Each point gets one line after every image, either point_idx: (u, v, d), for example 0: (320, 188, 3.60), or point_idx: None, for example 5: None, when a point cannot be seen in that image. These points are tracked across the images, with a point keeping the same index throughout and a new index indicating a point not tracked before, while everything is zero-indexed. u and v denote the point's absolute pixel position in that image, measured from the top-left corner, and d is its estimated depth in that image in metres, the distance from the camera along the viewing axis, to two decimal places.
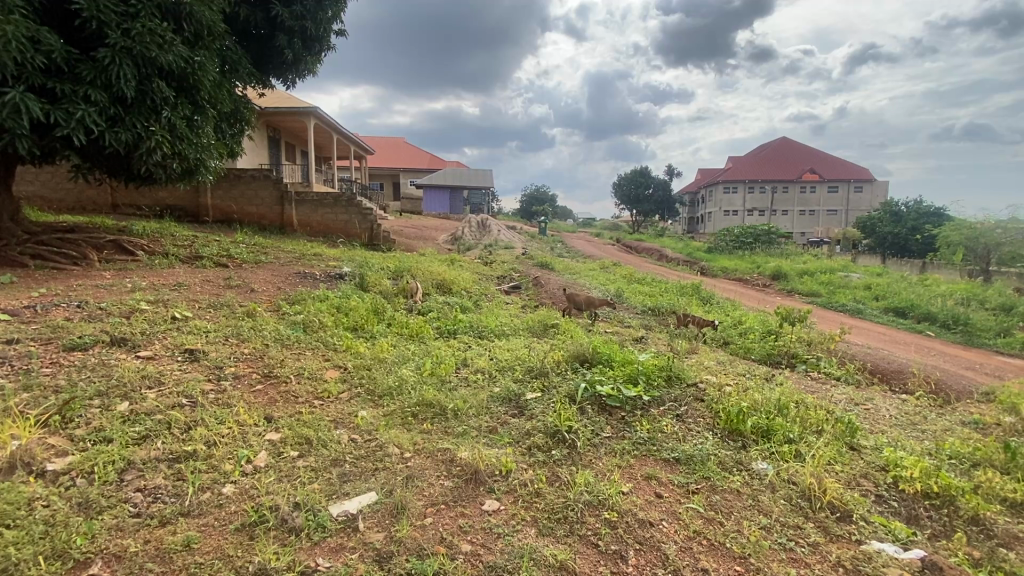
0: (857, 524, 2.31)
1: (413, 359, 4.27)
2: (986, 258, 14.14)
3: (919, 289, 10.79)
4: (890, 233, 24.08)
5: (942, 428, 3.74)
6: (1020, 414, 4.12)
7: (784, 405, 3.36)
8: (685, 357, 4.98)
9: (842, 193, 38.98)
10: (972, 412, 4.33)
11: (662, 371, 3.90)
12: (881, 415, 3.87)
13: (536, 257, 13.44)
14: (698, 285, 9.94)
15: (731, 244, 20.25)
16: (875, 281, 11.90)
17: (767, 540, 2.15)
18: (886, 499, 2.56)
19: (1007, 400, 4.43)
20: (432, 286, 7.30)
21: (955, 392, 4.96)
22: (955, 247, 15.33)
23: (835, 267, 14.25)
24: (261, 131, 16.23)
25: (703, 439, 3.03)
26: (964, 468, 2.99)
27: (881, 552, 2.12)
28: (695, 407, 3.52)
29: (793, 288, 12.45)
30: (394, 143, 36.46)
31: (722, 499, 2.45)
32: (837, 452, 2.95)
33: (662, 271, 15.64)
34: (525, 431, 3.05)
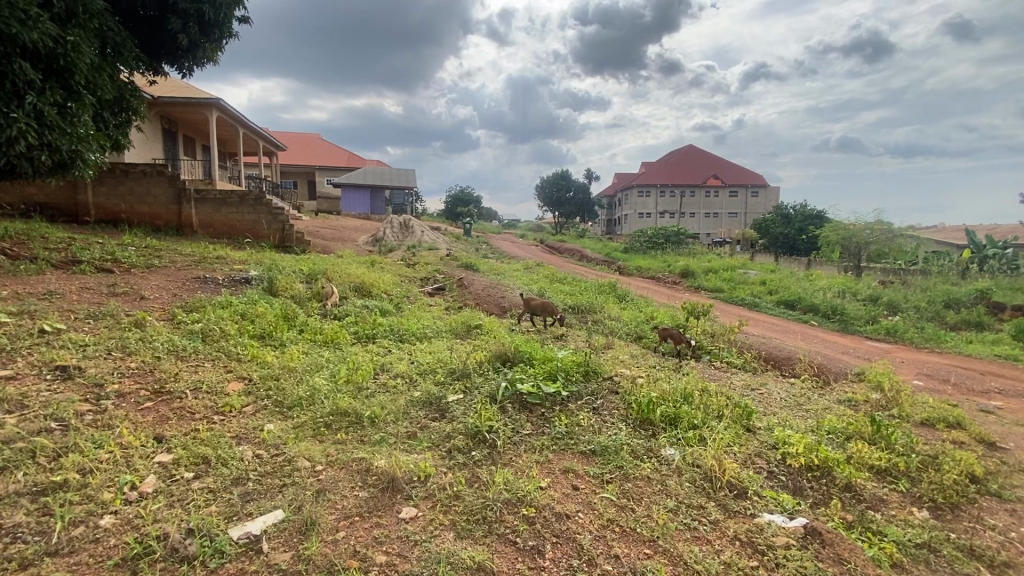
0: (751, 499, 2.51)
1: (326, 366, 4.06)
2: (858, 255, 16.13)
3: (803, 283, 12.06)
4: (781, 233, 26.72)
5: (822, 406, 4.20)
6: (884, 390, 4.73)
7: (688, 394, 3.59)
8: (602, 352, 5.16)
9: (742, 198, 42.55)
10: (847, 390, 4.91)
11: (580, 367, 4.04)
12: (773, 398, 4.28)
13: (460, 258, 13.35)
14: (615, 283, 10.40)
15: (645, 245, 21.38)
16: (770, 277, 13.10)
17: (673, 522, 2.27)
18: (776, 474, 2.81)
19: (874, 378, 5.06)
20: (349, 289, 7.01)
21: (834, 374, 5.59)
22: (833, 246, 17.30)
23: (736, 265, 15.54)
24: (153, 122, 14.71)
25: (617, 430, 3.16)
26: (839, 441, 3.37)
27: (771, 523, 2.31)
28: (610, 399, 3.67)
29: (699, 284, 13.41)
30: (308, 140, 34.59)
31: (634, 487, 2.56)
32: (735, 434, 3.19)
33: (582, 270, 16.15)
34: (444, 434, 3.01)
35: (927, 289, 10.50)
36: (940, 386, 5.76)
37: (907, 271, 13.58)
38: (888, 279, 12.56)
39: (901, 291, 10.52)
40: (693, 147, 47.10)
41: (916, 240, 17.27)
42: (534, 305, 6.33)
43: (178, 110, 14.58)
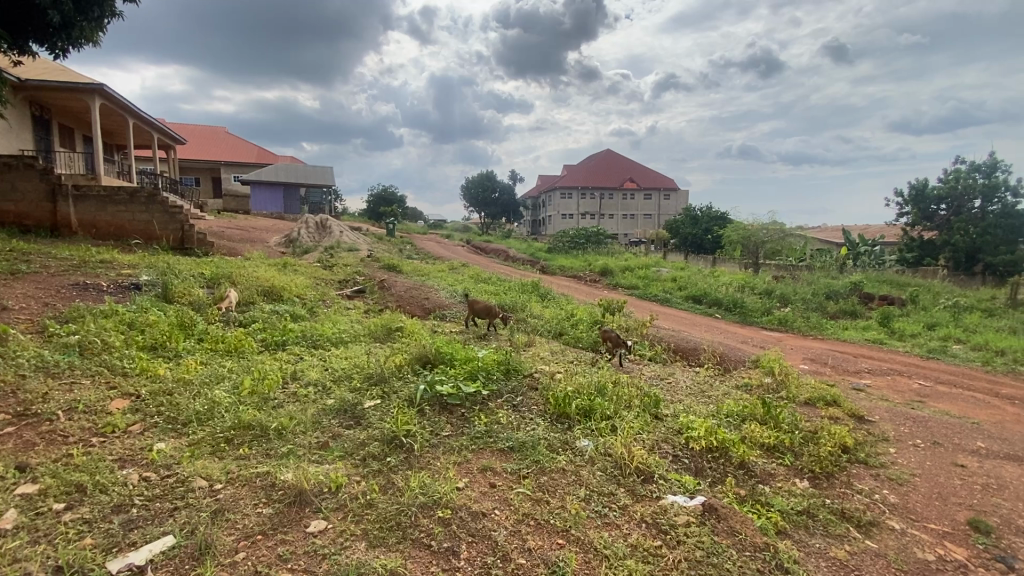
0: (657, 482, 2.67)
1: (229, 378, 3.77)
2: (755, 253, 17.69)
3: (709, 279, 13.03)
4: (689, 233, 28.67)
5: (722, 391, 4.57)
6: (774, 374, 5.23)
7: (603, 387, 3.75)
8: (523, 350, 5.24)
9: (656, 201, 45.08)
10: (743, 376, 5.38)
11: (500, 365, 4.08)
12: (679, 386, 4.59)
13: (381, 259, 12.97)
14: (537, 282, 10.61)
15: (567, 245, 21.97)
16: (680, 274, 14.01)
17: (586, 511, 2.35)
18: (680, 457, 3.01)
19: (766, 364, 5.58)
20: (257, 294, 6.56)
21: (734, 361, 6.09)
22: (735, 245, 18.86)
23: (650, 263, 16.44)
24: (19, 108, 12.87)
25: (535, 425, 3.23)
26: (736, 423, 3.68)
27: (674, 503, 2.46)
28: (530, 395, 3.74)
29: (617, 282, 14.04)
30: (212, 133, 31.95)
31: (548, 480, 2.62)
32: (644, 422, 3.38)
33: (506, 270, 16.32)
34: (359, 442, 2.90)
35: (812, 282, 11.75)
36: (822, 368, 6.47)
37: (796, 266, 15.10)
38: (780, 274, 13.88)
39: (790, 285, 11.68)
40: (610, 151, 49.20)
41: (803, 238, 19.24)
42: (479, 309, 6.21)
43: (51, 95, 12.87)
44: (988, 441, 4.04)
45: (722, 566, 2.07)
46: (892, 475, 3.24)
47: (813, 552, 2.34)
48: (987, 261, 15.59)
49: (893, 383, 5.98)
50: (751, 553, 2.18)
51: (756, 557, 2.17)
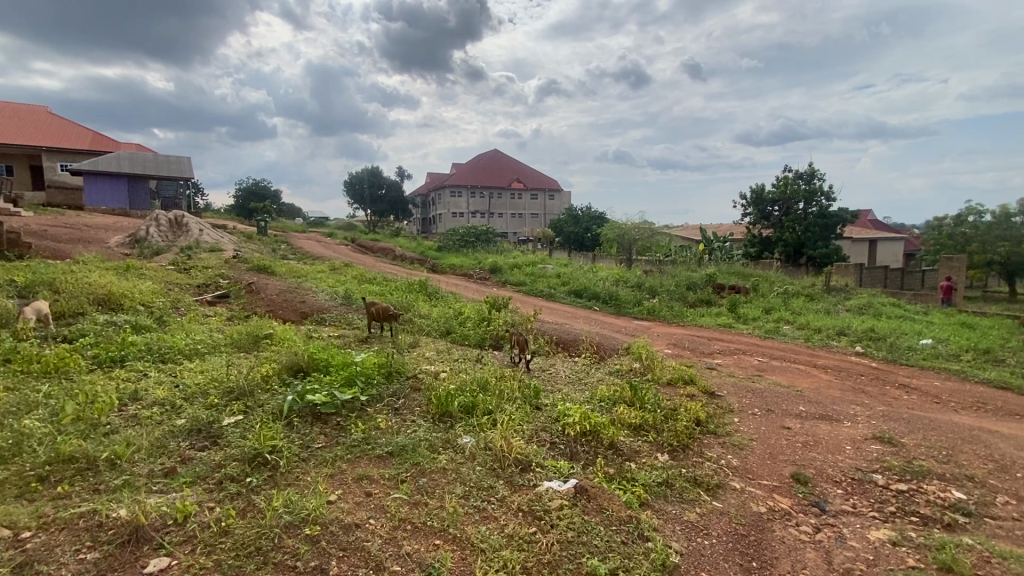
0: (534, 471, 2.76)
1: (44, 404, 3.16)
2: (629, 249, 19.20)
3: (589, 274, 13.85)
4: (572, 232, 30.24)
5: (596, 378, 4.90)
6: (642, 359, 5.74)
7: (485, 382, 3.79)
8: (407, 351, 5.12)
9: (542, 201, 46.89)
10: (616, 363, 5.82)
11: (381, 369, 3.93)
12: (559, 377, 4.83)
13: (251, 260, 11.84)
14: (424, 280, 10.42)
15: (456, 243, 21.90)
16: (563, 270, 14.71)
17: (463, 508, 2.36)
18: (557, 445, 3.16)
19: (636, 350, 6.09)
20: (89, 303, 5.60)
21: (609, 350, 6.55)
22: (612, 242, 20.31)
23: (536, 260, 17.05)
24: None
25: (415, 427, 3.17)
26: (608, 407, 3.96)
27: (549, 489, 2.57)
28: (412, 397, 3.66)
29: (505, 279, 14.35)
30: (26, 111, 26.61)
31: (428, 481, 2.58)
32: (524, 414, 3.48)
33: (393, 270, 15.83)
34: (214, 465, 2.60)
35: (676, 275, 13.03)
36: (683, 352, 7.23)
37: (662, 261, 16.68)
38: (650, 269, 15.22)
39: (658, 278, 12.84)
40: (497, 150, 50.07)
41: (668, 236, 21.28)
42: (376, 312, 5.81)
43: None
44: (807, 405, 4.81)
45: (591, 543, 2.21)
46: (735, 441, 3.71)
47: (669, 518, 2.59)
48: (809, 254, 18.68)
49: (738, 361, 6.86)
50: (617, 528, 2.36)
51: (621, 530, 2.34)
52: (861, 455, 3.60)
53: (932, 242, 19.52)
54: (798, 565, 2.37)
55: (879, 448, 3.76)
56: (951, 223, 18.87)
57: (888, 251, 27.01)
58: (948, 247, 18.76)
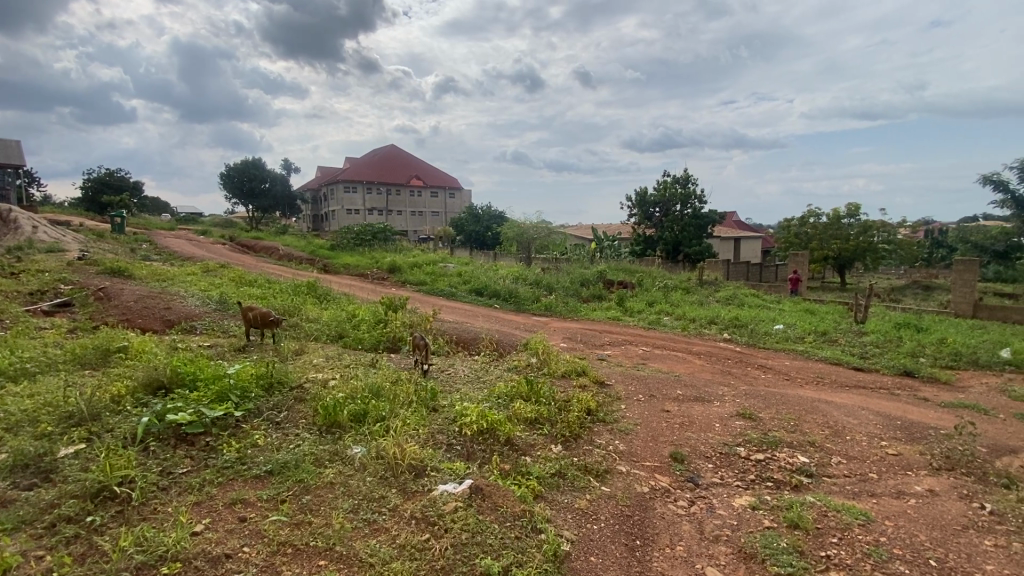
0: (428, 475, 2.71)
1: None
2: (527, 248, 19.71)
3: (489, 272, 13.98)
4: (473, 230, 30.34)
5: (495, 376, 4.94)
6: (539, 354, 5.90)
7: (378, 388, 3.64)
8: (292, 359, 4.76)
9: (442, 199, 46.42)
10: (514, 359, 5.93)
11: (260, 380, 3.61)
12: (457, 377, 4.81)
13: (101, 261, 10.26)
14: (314, 281, 9.76)
15: (351, 242, 20.80)
16: (464, 269, 14.68)
17: (351, 522, 2.24)
18: (453, 446, 3.13)
19: (533, 345, 6.25)
20: None
21: (507, 346, 6.64)
22: (511, 241, 20.71)
23: (436, 259, 16.83)
24: None
25: (299, 441, 2.95)
26: (505, 403, 4.01)
27: (443, 492, 2.53)
28: (297, 409, 3.40)
29: (405, 279, 13.98)
30: None
31: (312, 498, 2.42)
32: (419, 417, 3.41)
33: (279, 270, 14.66)
34: (43, 506, 2.20)
35: (571, 272, 13.61)
36: (577, 345, 7.58)
37: (559, 259, 17.33)
38: (547, 266, 15.75)
39: (555, 275, 13.32)
40: (393, 146, 48.62)
41: (564, 235, 22.18)
42: (255, 318, 5.33)
43: None
44: (684, 388, 5.29)
45: (485, 543, 2.21)
46: (623, 427, 3.96)
47: (562, 507, 2.68)
48: (686, 252, 20.57)
49: (626, 351, 7.35)
50: (512, 524, 2.38)
51: (515, 525, 2.38)
52: (727, 430, 4.03)
53: (783, 240, 22.50)
54: (676, 537, 2.58)
55: (742, 423, 4.23)
56: (797, 223, 21.91)
57: (750, 248, 30.66)
58: (795, 245, 21.77)
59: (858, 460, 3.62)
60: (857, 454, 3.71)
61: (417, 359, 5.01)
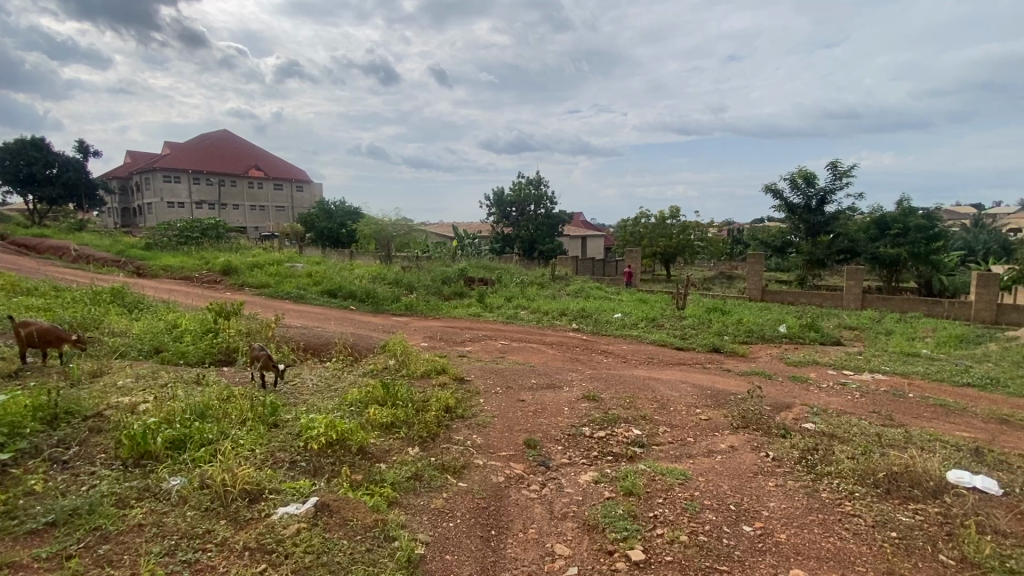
0: (266, 499, 2.46)
1: None
2: (386, 246, 19.07)
3: (344, 272, 13.19)
4: (325, 227, 28.37)
5: (347, 383, 4.67)
6: (397, 355, 5.74)
7: (205, 408, 3.21)
8: (88, 382, 3.94)
9: (287, 192, 42.52)
10: (370, 362, 5.68)
11: (39, 413, 2.92)
12: (304, 387, 4.44)
13: None
14: (122, 286, 8.18)
15: (173, 240, 17.90)
16: (314, 268, 13.61)
17: (166, 568, 1.95)
18: (298, 462, 2.90)
19: (390, 346, 6.03)
20: None
21: (363, 349, 6.31)
22: (368, 239, 19.83)
23: (282, 259, 15.34)
24: None
25: (97, 481, 2.47)
26: (358, 411, 3.83)
27: (283, 515, 2.33)
28: (94, 442, 2.84)
29: (244, 281, 12.50)
30: None
31: (114, 547, 2.05)
32: (258, 435, 3.09)
33: (73, 275, 12.03)
34: None
35: (431, 270, 13.47)
36: (437, 343, 7.54)
37: (420, 257, 17.06)
38: (407, 264, 15.40)
39: (414, 273, 13.07)
40: (228, 130, 43.04)
41: (423, 233, 21.92)
42: (29, 336, 4.28)
43: None
44: (538, 378, 5.58)
45: (331, 561, 2.07)
46: (480, 421, 4.04)
47: (417, 511, 2.64)
48: (540, 249, 21.77)
49: (485, 346, 7.52)
50: (362, 537, 2.27)
51: (366, 537, 2.28)
52: (575, 413, 4.36)
53: (622, 238, 25.07)
54: (528, 521, 2.70)
55: (587, 405, 4.61)
56: (632, 223, 24.62)
57: (595, 245, 33.56)
58: (631, 242, 24.44)
59: (680, 428, 4.19)
60: (679, 423, 4.29)
61: (256, 371, 4.49)
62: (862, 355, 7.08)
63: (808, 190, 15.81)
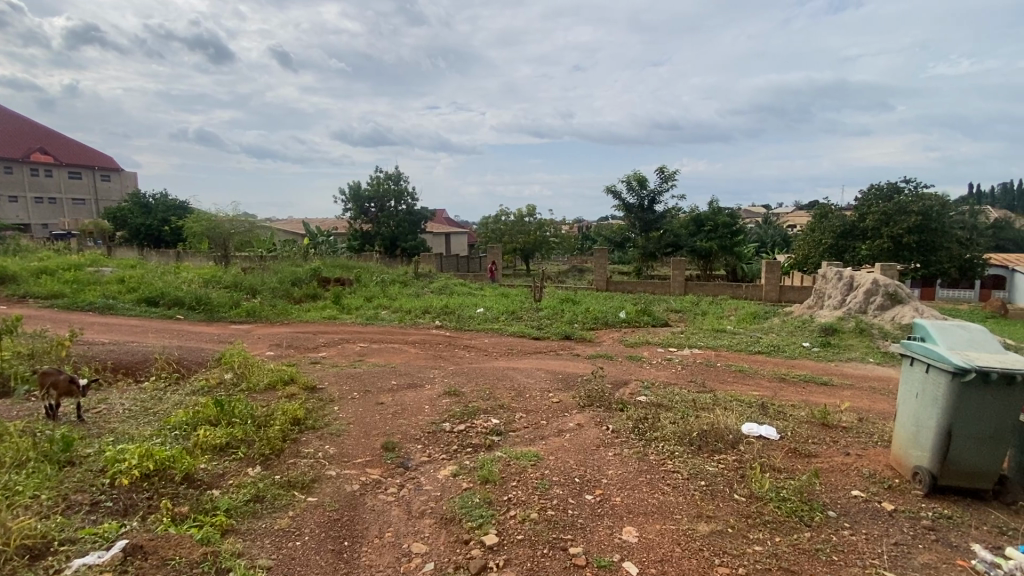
0: (56, 554, 2.06)
1: None
2: (223, 245, 16.91)
3: (168, 276, 11.39)
4: (142, 225, 24.09)
5: (172, 404, 4.07)
6: (236, 367, 5.15)
7: None
8: None
9: (88, 182, 35.25)
10: (201, 378, 5.01)
11: None
12: (111, 415, 3.77)
13: None
14: None
15: None
16: (128, 273, 11.54)
17: None
18: (103, 503, 2.48)
19: (227, 359, 5.37)
20: None
21: (193, 364, 5.53)
22: (200, 237, 17.37)
23: (82, 262, 12.70)
24: None
25: None
26: (185, 435, 3.38)
27: (79, 568, 1.97)
28: None
29: (25, 291, 10.07)
30: None
31: None
32: (43, 479, 2.56)
33: None
34: None
35: (278, 271, 12.30)
36: (287, 351, 6.95)
37: (264, 257, 15.45)
38: (250, 266, 13.84)
39: (258, 275, 11.81)
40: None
41: (269, 231, 19.93)
42: None
43: None
44: (397, 378, 5.45)
45: None
46: (333, 429, 3.82)
47: (257, 535, 2.42)
48: (401, 246, 21.21)
49: (341, 350, 7.12)
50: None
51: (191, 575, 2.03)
52: (435, 410, 4.36)
53: (483, 234, 25.65)
54: (384, 526, 2.63)
55: (448, 400, 4.65)
56: (493, 221, 25.38)
57: (458, 242, 33.84)
58: (492, 239, 25.15)
59: (534, 413, 4.45)
60: (534, 408, 4.55)
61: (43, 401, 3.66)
62: (684, 333, 8.24)
63: (641, 191, 17.80)
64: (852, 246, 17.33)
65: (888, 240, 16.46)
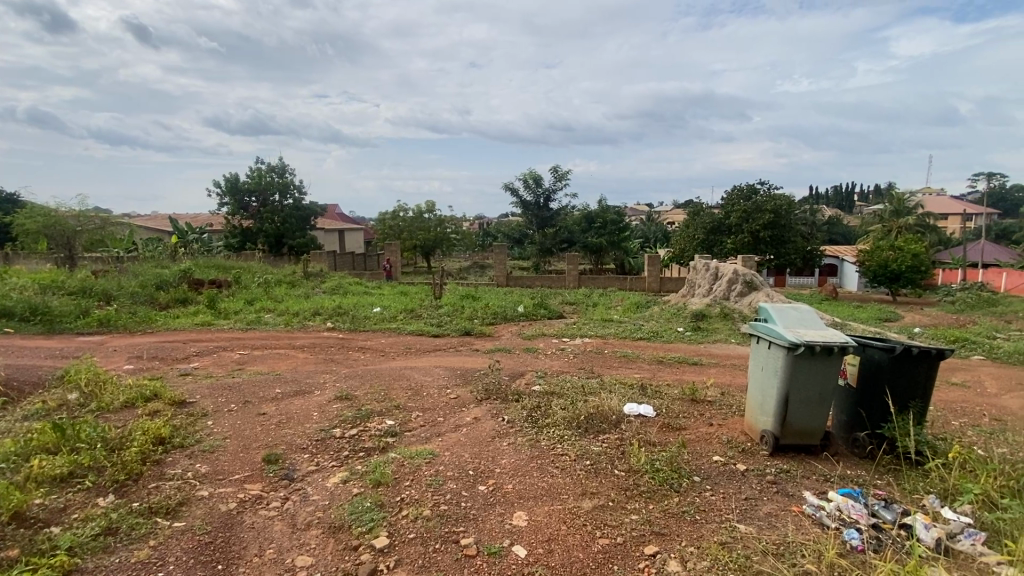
0: None
1: None
2: (67, 244, 14.53)
3: None
4: None
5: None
6: (83, 386, 4.47)
7: None
8: None
9: None
10: (38, 401, 4.29)
11: None
12: None
13: None
14: None
15: None
16: None
17: None
18: None
19: (72, 377, 4.64)
20: None
21: (26, 384, 4.71)
22: (35, 236, 14.76)
23: None
24: None
25: None
26: (13, 468, 2.89)
27: None
28: None
29: None
30: None
31: None
32: None
33: None
34: None
35: (139, 274, 10.85)
36: (150, 363, 6.17)
37: (122, 258, 13.56)
38: (104, 268, 12.07)
39: (115, 279, 10.34)
40: None
41: (128, 228, 17.50)
42: None
43: None
44: (282, 386, 5.09)
45: None
46: (206, 446, 3.49)
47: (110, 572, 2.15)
48: (289, 244, 19.72)
49: (217, 359, 6.48)
50: None
51: None
52: (324, 416, 4.16)
53: (380, 231, 24.78)
54: (265, 543, 2.47)
55: (339, 405, 4.46)
56: (390, 217, 24.66)
57: (353, 239, 32.39)
58: (390, 236, 24.45)
59: (431, 410, 4.43)
60: (431, 406, 4.53)
61: None
62: (577, 324, 8.69)
63: (537, 189, 18.40)
64: (720, 240, 19.43)
65: (748, 235, 18.72)
